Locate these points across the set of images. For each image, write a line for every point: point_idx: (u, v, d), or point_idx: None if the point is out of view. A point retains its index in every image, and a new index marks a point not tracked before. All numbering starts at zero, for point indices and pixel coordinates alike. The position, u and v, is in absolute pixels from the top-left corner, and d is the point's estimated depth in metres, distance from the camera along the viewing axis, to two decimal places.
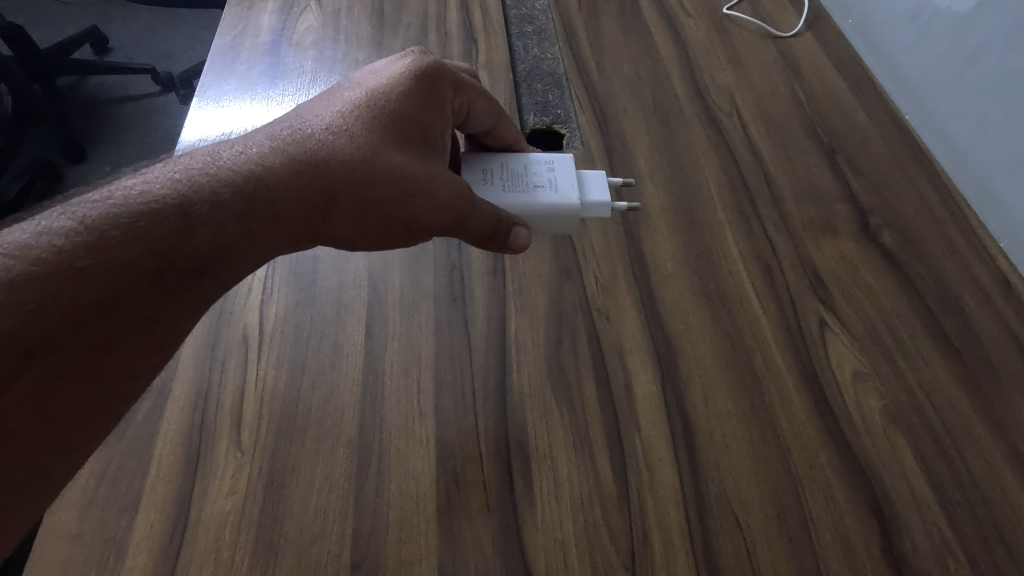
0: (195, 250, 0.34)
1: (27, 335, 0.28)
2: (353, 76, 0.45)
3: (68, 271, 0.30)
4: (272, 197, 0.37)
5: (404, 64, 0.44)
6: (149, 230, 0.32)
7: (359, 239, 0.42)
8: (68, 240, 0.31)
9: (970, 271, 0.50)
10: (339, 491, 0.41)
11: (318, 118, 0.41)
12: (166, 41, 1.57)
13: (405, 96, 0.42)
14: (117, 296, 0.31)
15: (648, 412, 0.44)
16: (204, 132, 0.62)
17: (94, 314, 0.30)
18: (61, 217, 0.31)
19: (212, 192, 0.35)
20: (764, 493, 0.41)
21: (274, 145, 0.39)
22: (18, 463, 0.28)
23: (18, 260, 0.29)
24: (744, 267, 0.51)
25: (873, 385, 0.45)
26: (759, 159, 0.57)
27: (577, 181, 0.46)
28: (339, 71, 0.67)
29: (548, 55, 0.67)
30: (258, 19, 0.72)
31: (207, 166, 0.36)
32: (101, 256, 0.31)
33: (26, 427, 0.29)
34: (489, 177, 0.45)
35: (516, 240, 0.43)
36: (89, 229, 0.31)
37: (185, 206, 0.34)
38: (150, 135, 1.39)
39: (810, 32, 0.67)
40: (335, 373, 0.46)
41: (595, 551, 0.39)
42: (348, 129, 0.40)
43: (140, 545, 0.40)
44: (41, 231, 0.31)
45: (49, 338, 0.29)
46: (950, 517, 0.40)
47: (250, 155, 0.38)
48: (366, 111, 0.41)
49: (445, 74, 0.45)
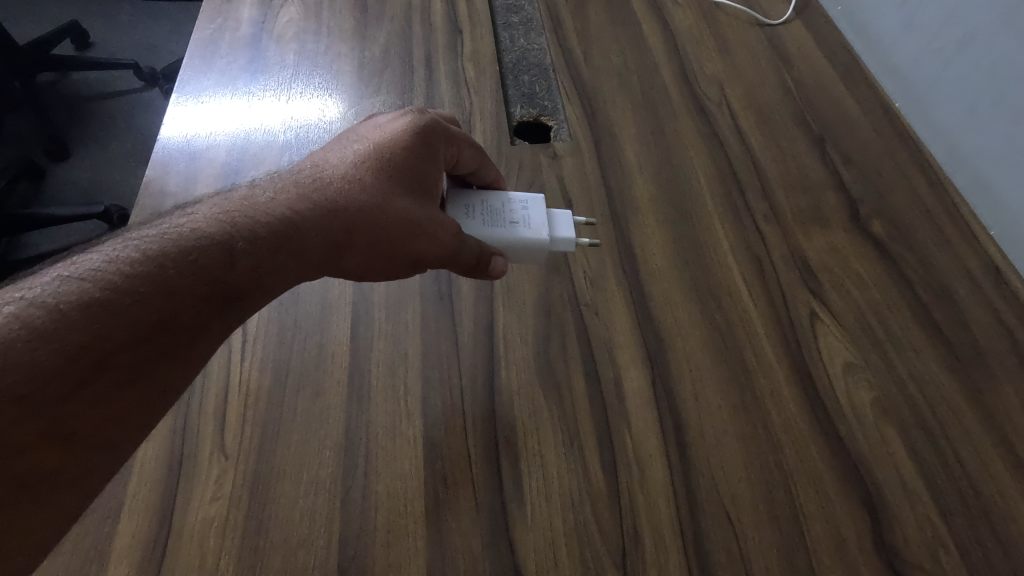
0: (237, 281, 0.34)
1: (97, 347, 0.29)
2: (359, 128, 0.45)
3: (134, 294, 0.31)
4: (299, 235, 0.37)
5: (409, 117, 0.44)
6: (197, 260, 0.33)
7: (365, 273, 0.41)
8: (133, 268, 0.31)
9: (960, 260, 0.50)
10: (325, 495, 0.41)
11: (333, 166, 0.41)
12: (148, 36, 1.54)
13: (408, 149, 0.41)
14: (168, 318, 0.32)
15: (638, 408, 0.44)
16: (185, 131, 0.60)
17: (153, 332, 0.31)
18: (124, 248, 0.32)
19: (249, 229, 0.36)
20: (755, 488, 0.41)
21: (299, 191, 0.38)
22: (70, 464, 0.29)
23: (92, 284, 0.30)
24: (734, 259, 0.50)
25: (864, 377, 0.45)
26: (748, 150, 0.57)
27: (547, 219, 0.45)
28: (322, 64, 0.65)
29: (534, 46, 0.66)
30: (237, 12, 0.70)
31: (246, 208, 0.37)
32: (158, 282, 0.32)
33: (81, 436, 0.29)
34: (471, 212, 0.44)
35: (495, 267, 0.42)
36: (150, 260, 0.32)
37: (228, 242, 0.35)
38: (133, 132, 1.36)
39: (799, 19, 0.66)
40: (319, 374, 0.45)
41: (585, 550, 0.39)
42: (359, 177, 0.40)
43: (121, 553, 0.40)
44: (107, 260, 0.31)
45: (114, 351, 0.30)
46: (941, 509, 0.40)
47: (278, 201, 0.37)
48: (374, 161, 0.41)
49: (440, 127, 0.44)
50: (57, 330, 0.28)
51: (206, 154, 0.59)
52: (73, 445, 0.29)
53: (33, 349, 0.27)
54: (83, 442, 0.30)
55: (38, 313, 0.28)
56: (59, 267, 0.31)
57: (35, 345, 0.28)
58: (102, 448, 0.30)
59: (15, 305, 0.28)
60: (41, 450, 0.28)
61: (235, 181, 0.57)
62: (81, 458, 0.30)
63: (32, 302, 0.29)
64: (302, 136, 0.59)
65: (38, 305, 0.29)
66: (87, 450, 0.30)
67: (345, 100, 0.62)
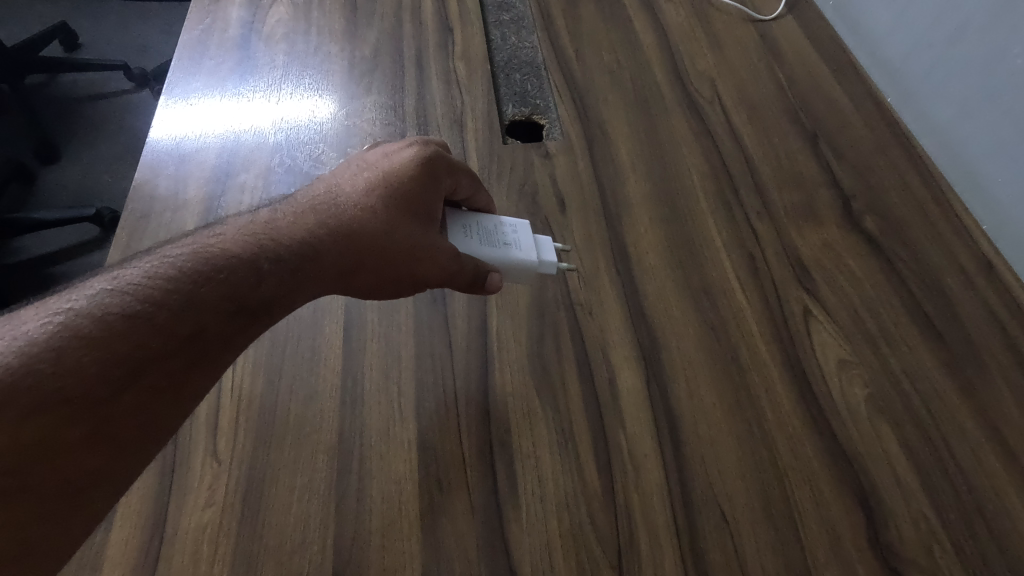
0: (261, 299, 0.36)
1: (137, 354, 0.31)
2: (367, 155, 0.44)
3: (170, 307, 0.32)
4: (315, 258, 0.38)
5: (414, 147, 0.43)
6: (226, 278, 0.34)
7: (373, 291, 0.42)
8: (170, 283, 0.33)
9: (952, 255, 0.50)
10: (318, 500, 0.41)
11: (345, 193, 0.41)
12: (138, 35, 1.52)
13: (414, 180, 0.41)
14: (199, 331, 0.33)
15: (632, 407, 0.44)
16: (174, 133, 0.60)
17: (185, 343, 0.33)
18: (162, 263, 0.34)
19: (273, 252, 0.37)
20: (750, 486, 0.41)
21: (316, 217, 0.39)
22: (108, 462, 0.30)
23: (134, 298, 0.32)
24: (727, 256, 0.50)
25: (858, 373, 0.45)
26: (741, 146, 0.56)
27: (535, 241, 0.45)
28: (312, 65, 0.65)
29: (526, 44, 0.66)
30: (226, 12, 0.70)
31: (268, 231, 0.38)
32: (191, 296, 0.33)
33: (118, 439, 0.30)
34: (469, 231, 0.43)
35: (491, 283, 0.42)
36: (184, 275, 0.33)
37: (254, 262, 0.36)
38: (124, 133, 1.34)
39: (790, 15, 0.66)
40: (312, 378, 0.45)
41: (581, 551, 0.39)
42: (367, 206, 0.40)
43: (115, 559, 0.39)
44: (147, 274, 0.33)
45: (151, 359, 0.31)
46: (935, 504, 0.40)
47: (298, 225, 0.38)
48: (383, 191, 0.40)
49: (443, 157, 0.43)
50: (102, 338, 0.30)
51: (195, 157, 0.58)
52: (109, 445, 0.30)
53: (79, 356, 0.29)
54: (119, 443, 0.31)
55: (84, 321, 0.30)
56: (104, 279, 0.32)
57: (82, 352, 0.29)
58: (133, 451, 0.31)
59: (63, 315, 0.30)
60: (83, 447, 0.29)
61: (225, 184, 0.56)
62: (115, 458, 0.30)
63: (78, 312, 0.30)
64: (292, 138, 0.59)
65: (85, 315, 0.30)
66: (120, 451, 0.31)
67: (336, 100, 0.61)
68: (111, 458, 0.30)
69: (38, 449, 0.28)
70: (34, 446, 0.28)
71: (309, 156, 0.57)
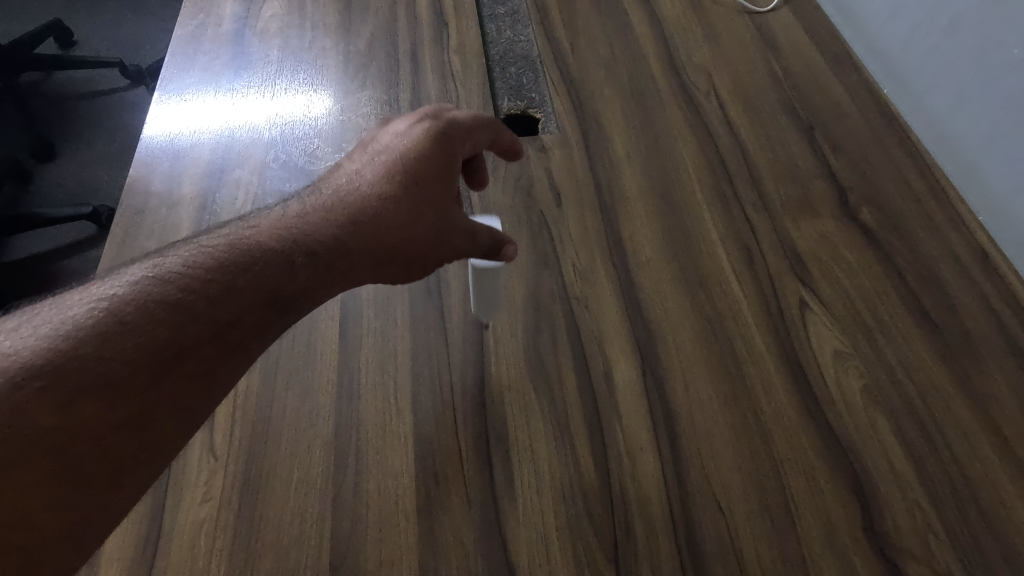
0: (296, 292, 0.35)
1: (178, 342, 0.30)
2: (379, 136, 0.44)
3: (209, 296, 0.32)
4: (347, 253, 0.38)
5: (425, 123, 0.43)
6: (263, 271, 0.34)
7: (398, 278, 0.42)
8: (208, 272, 0.32)
9: (947, 245, 0.50)
10: (316, 494, 0.41)
11: (365, 180, 0.41)
12: (133, 31, 1.52)
13: (433, 164, 0.42)
14: (237, 320, 0.33)
15: (628, 400, 0.44)
16: (170, 129, 0.60)
17: (226, 331, 0.32)
18: (199, 252, 0.33)
19: (306, 244, 0.36)
20: (746, 477, 0.41)
21: (342, 207, 0.39)
22: (144, 447, 0.30)
23: (174, 286, 0.31)
24: (723, 249, 0.50)
25: (854, 364, 0.45)
26: (737, 140, 0.56)
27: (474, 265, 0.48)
28: (306, 60, 0.64)
29: (521, 38, 0.66)
30: (219, 7, 0.69)
31: (298, 221, 0.37)
32: (229, 287, 0.33)
33: (157, 424, 0.30)
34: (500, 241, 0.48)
35: (506, 252, 0.43)
36: (223, 265, 0.33)
37: (288, 254, 0.35)
38: (119, 130, 1.34)
39: (786, 7, 0.66)
40: (309, 372, 0.45)
41: (578, 543, 0.39)
42: (390, 194, 0.40)
43: (113, 555, 0.39)
44: (185, 263, 0.32)
45: (191, 347, 0.31)
46: (930, 493, 0.40)
47: (327, 216, 0.38)
48: (402, 177, 0.41)
49: (455, 131, 0.44)
50: (145, 325, 0.29)
51: (189, 153, 0.58)
52: (144, 430, 0.30)
53: (123, 342, 0.29)
54: (157, 429, 0.30)
55: (126, 308, 0.29)
56: (142, 266, 0.32)
57: (125, 337, 0.29)
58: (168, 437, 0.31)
59: (107, 303, 0.29)
60: (124, 431, 0.29)
61: (220, 180, 0.56)
62: (149, 443, 0.30)
63: (121, 298, 0.30)
64: (287, 133, 0.59)
65: (127, 301, 0.30)
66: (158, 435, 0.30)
67: (332, 95, 0.61)
68: (147, 444, 0.30)
69: (81, 433, 0.27)
70: (75, 430, 0.27)
71: (304, 151, 0.57)
